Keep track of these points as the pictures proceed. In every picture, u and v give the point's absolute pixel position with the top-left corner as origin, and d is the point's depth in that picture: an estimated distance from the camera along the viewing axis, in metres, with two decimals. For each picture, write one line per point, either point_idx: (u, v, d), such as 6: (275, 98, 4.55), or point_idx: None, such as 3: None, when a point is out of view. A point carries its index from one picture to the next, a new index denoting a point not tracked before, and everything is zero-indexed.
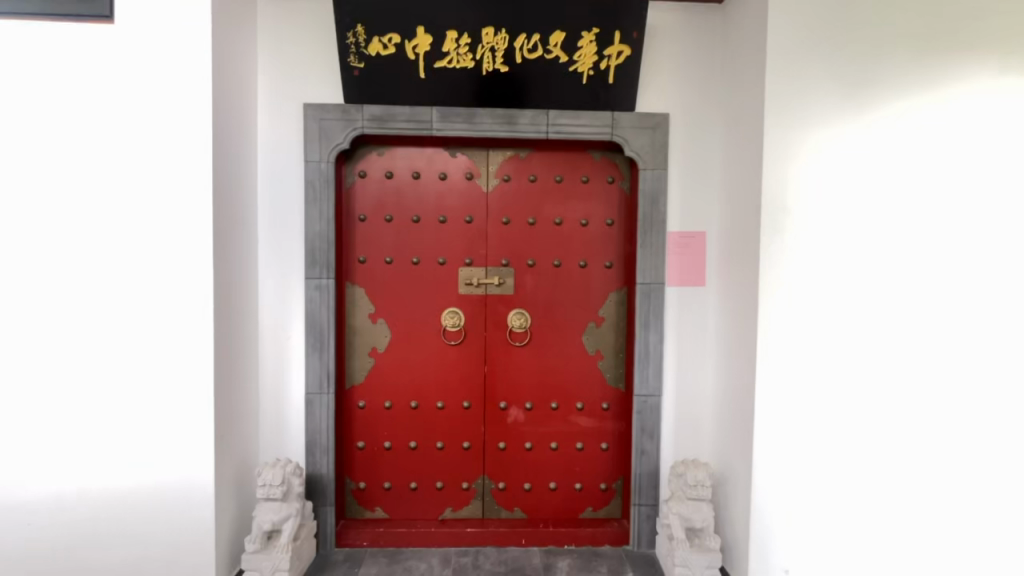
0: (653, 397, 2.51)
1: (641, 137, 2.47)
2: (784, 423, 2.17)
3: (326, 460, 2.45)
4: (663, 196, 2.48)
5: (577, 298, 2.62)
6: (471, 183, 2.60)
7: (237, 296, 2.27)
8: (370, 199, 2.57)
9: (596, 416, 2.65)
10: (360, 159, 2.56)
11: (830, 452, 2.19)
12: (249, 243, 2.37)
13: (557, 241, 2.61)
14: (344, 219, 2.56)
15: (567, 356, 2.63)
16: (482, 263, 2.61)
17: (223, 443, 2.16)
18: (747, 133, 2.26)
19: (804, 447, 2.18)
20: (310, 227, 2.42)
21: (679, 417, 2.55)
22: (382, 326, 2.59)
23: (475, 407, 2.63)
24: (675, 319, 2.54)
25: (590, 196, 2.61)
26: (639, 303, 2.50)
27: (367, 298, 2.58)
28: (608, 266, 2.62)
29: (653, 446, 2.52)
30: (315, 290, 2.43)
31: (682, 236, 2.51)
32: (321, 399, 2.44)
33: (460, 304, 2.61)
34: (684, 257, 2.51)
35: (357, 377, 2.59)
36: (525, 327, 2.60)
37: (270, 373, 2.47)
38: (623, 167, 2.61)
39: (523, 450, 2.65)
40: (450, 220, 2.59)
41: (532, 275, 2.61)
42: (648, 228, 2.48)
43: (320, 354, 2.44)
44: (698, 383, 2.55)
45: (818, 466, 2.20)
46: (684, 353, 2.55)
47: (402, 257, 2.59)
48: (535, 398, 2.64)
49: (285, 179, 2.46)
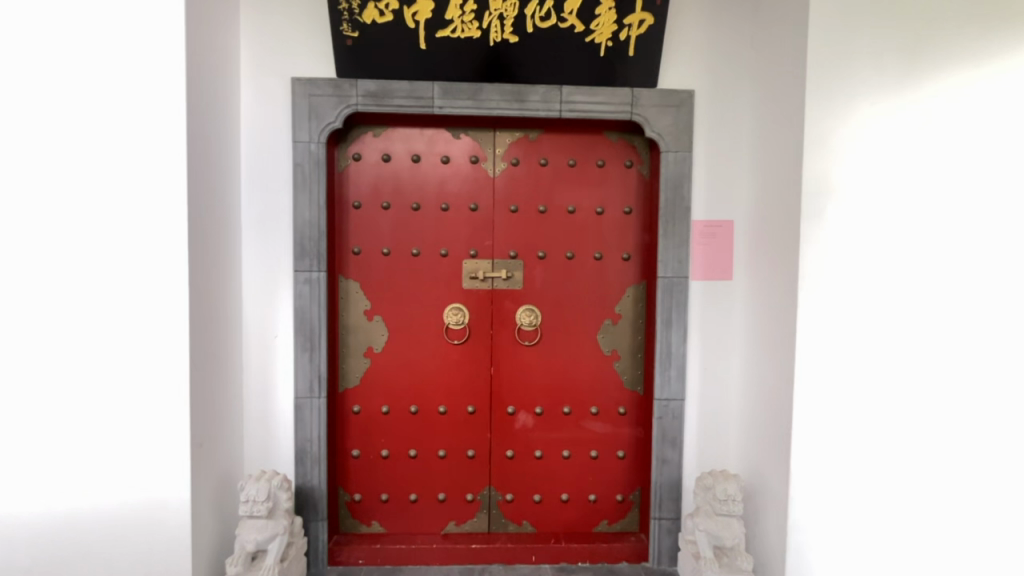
0: (675, 401, 2.29)
1: (664, 117, 2.25)
2: (825, 433, 1.96)
3: (318, 471, 2.23)
4: (687, 181, 2.26)
5: (591, 293, 2.40)
6: (476, 168, 2.37)
7: (218, 291, 2.04)
8: (365, 185, 2.34)
9: (611, 422, 2.43)
10: (355, 141, 2.33)
11: (876, 465, 1.98)
12: (231, 232, 2.15)
13: (570, 231, 2.39)
14: (337, 207, 2.34)
15: (581, 356, 2.41)
16: (488, 255, 2.38)
17: (202, 455, 1.94)
18: (784, 109, 2.03)
19: (847, 457, 1.97)
20: (300, 214, 2.19)
21: (703, 424, 2.34)
22: (379, 324, 2.37)
23: (480, 412, 2.41)
24: (699, 317, 2.32)
25: (606, 182, 2.39)
26: (660, 298, 2.28)
27: (362, 293, 2.36)
28: (625, 258, 2.40)
29: (675, 455, 2.30)
30: (305, 284, 2.20)
31: (708, 225, 2.30)
32: (312, 404, 2.22)
33: (464, 300, 2.39)
34: (709, 248, 2.30)
35: (351, 379, 2.37)
36: (535, 325, 2.39)
37: (256, 375, 2.25)
38: (642, 151, 2.38)
39: (533, 459, 2.43)
40: (453, 208, 2.37)
41: (541, 268, 2.39)
42: (670, 216, 2.26)
43: (311, 354, 2.22)
44: (723, 386, 2.34)
45: (861, 481, 1.98)
46: (710, 354, 2.33)
47: (400, 248, 2.36)
48: (545, 402, 2.42)
49: (271, 162, 2.23)
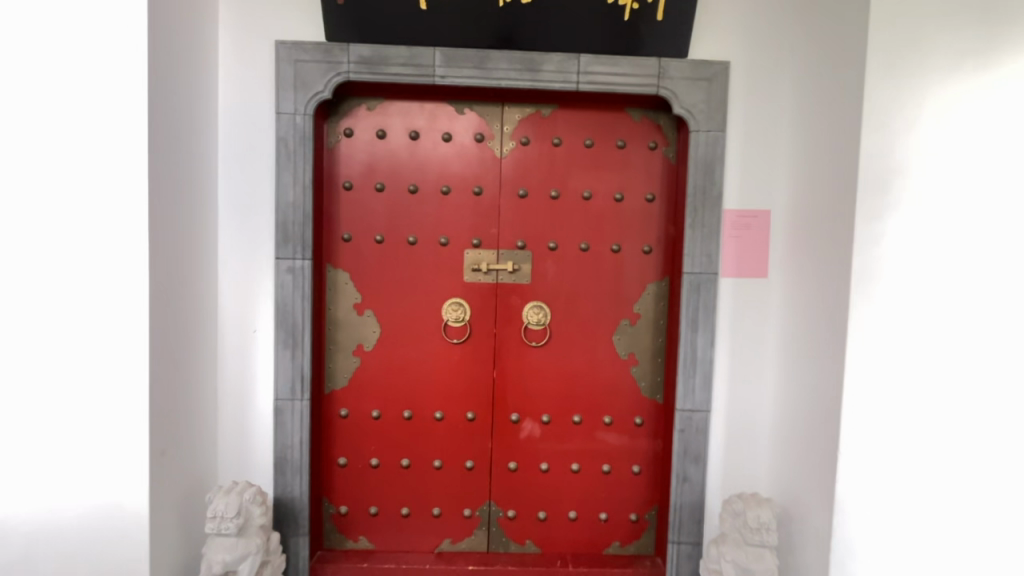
0: (699, 412, 2.04)
1: (694, 91, 1.98)
2: (879, 457, 1.68)
3: (299, 481, 2.01)
4: (719, 165, 1.99)
5: (608, 289, 2.15)
6: (481, 147, 2.12)
7: (186, 280, 1.81)
8: (357, 164, 2.10)
9: (626, 434, 2.19)
10: (347, 114, 2.09)
11: (939, 497, 1.69)
12: (205, 214, 1.91)
13: (585, 220, 2.14)
14: (326, 188, 2.10)
15: (594, 359, 2.17)
16: (492, 244, 2.14)
17: (166, 465, 1.71)
18: (837, 82, 1.76)
19: (908, 486, 1.69)
20: (283, 194, 1.95)
21: (731, 439, 2.08)
22: (370, 319, 2.13)
23: (480, 419, 2.17)
24: (729, 318, 2.06)
25: (627, 165, 2.13)
26: (684, 296, 2.02)
27: (352, 284, 2.12)
28: (647, 251, 2.15)
29: (698, 473, 2.05)
30: (288, 273, 1.97)
31: (742, 216, 2.03)
32: (293, 407, 2.00)
33: (465, 294, 2.15)
34: (743, 241, 2.03)
35: (339, 380, 2.14)
36: (544, 324, 2.14)
37: (233, 375, 2.02)
38: (668, 131, 2.12)
39: (538, 472, 2.20)
40: (455, 191, 2.13)
41: (552, 261, 2.14)
42: (699, 204, 2.00)
43: (293, 352, 1.99)
44: (753, 397, 2.08)
45: (921, 514, 1.70)
46: (740, 360, 2.07)
47: (395, 234, 2.12)
48: (553, 410, 2.18)
49: (251, 135, 1.98)
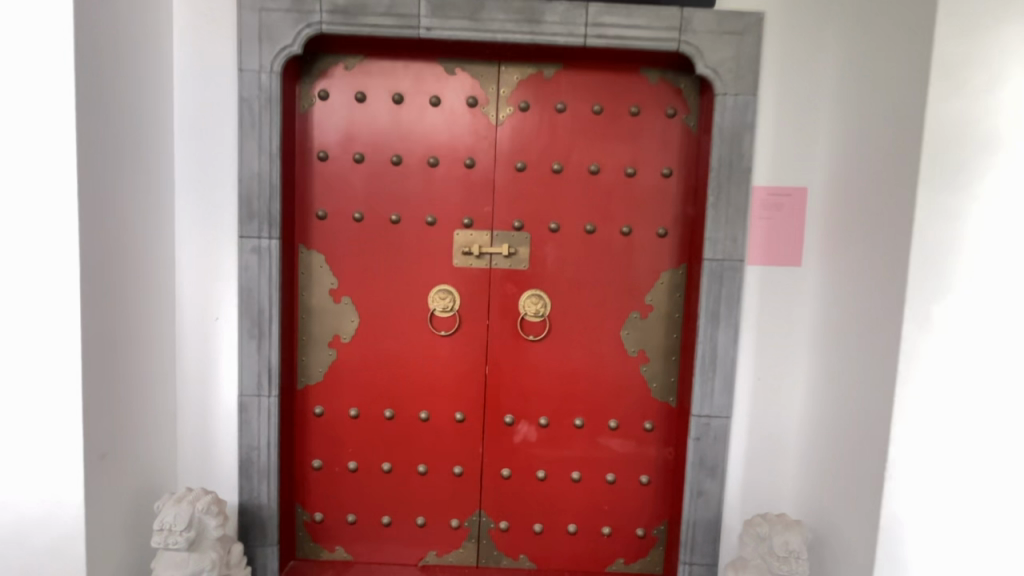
0: (717, 418, 1.80)
1: (721, 47, 1.70)
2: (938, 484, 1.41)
3: (266, 486, 1.80)
4: (749, 134, 1.71)
5: (616, 277, 1.90)
6: (474, 113, 1.86)
7: (131, 260, 1.59)
8: (334, 132, 1.86)
9: (634, 440, 1.95)
10: (322, 75, 1.84)
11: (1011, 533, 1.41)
12: (156, 185, 1.68)
13: (592, 198, 1.88)
14: (298, 159, 1.86)
15: (599, 356, 1.92)
16: (486, 224, 1.89)
17: (106, 471, 1.50)
18: (898, 31, 1.46)
19: (972, 519, 1.41)
20: (246, 164, 1.72)
21: (754, 449, 1.83)
22: (348, 307, 1.90)
23: (471, 421, 1.95)
24: (755, 312, 1.79)
25: (640, 135, 1.86)
26: (703, 285, 1.76)
27: (328, 268, 1.89)
28: (661, 234, 1.88)
29: (715, 487, 1.81)
30: (253, 254, 1.74)
31: (774, 194, 1.75)
32: (260, 404, 1.78)
33: (455, 280, 1.91)
34: (774, 224, 1.76)
35: (313, 374, 1.92)
36: (543, 316, 1.90)
37: (193, 368, 1.80)
38: (689, 96, 1.84)
39: (534, 480, 1.97)
40: (444, 164, 1.88)
41: (553, 244, 1.89)
42: (724, 180, 1.72)
43: (259, 342, 1.77)
44: (781, 402, 1.82)
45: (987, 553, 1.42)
46: (767, 361, 1.81)
47: (375, 212, 1.88)
48: (552, 412, 1.94)
49: (210, 96, 1.74)
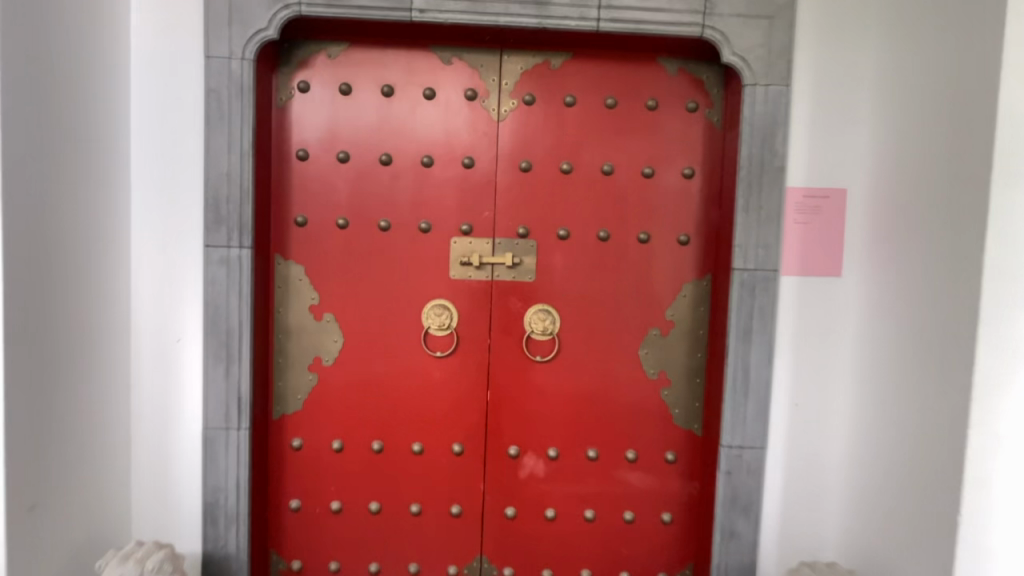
0: (750, 449, 1.59)
1: (750, 32, 1.52)
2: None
3: (234, 534, 1.56)
4: (783, 129, 1.53)
5: (633, 289, 1.69)
6: (473, 107, 1.67)
7: (70, 272, 1.36)
8: (315, 128, 1.66)
9: (654, 472, 1.73)
10: (302, 64, 1.64)
11: None
12: (105, 186, 1.46)
13: (605, 202, 1.68)
14: (274, 159, 1.65)
15: (615, 378, 1.71)
16: (486, 231, 1.69)
17: (36, 524, 1.26)
18: (958, 9, 1.28)
19: None
20: (213, 163, 1.51)
21: (791, 484, 1.62)
22: (331, 325, 1.68)
23: (470, 453, 1.72)
24: (791, 328, 1.59)
25: (658, 132, 1.67)
26: (733, 298, 1.56)
27: (308, 281, 1.67)
28: (682, 241, 1.69)
29: (749, 527, 1.59)
30: (220, 265, 1.52)
31: (810, 196, 1.56)
32: (227, 437, 1.55)
33: (452, 294, 1.69)
34: (811, 230, 1.57)
35: (290, 402, 1.69)
36: (551, 333, 1.69)
37: (150, 397, 1.56)
38: (712, 89, 1.66)
39: (542, 520, 1.74)
40: (439, 163, 1.67)
41: (562, 253, 1.69)
42: (756, 181, 1.53)
43: (227, 367, 1.54)
44: (821, 430, 1.62)
45: None
46: (805, 383, 1.61)
47: (362, 218, 1.67)
48: (562, 442, 1.72)
49: (171, 86, 1.52)
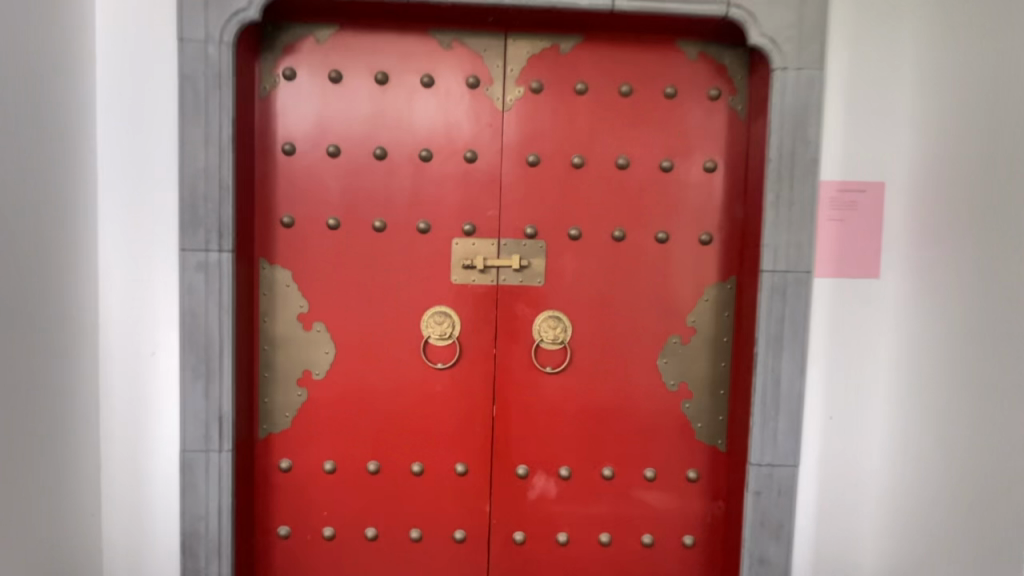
0: (781, 467, 1.45)
1: (779, 11, 1.38)
2: None
3: (216, 567, 1.41)
4: (816, 116, 1.39)
5: (651, 293, 1.56)
6: (475, 96, 1.52)
7: (31, 279, 1.20)
8: (303, 119, 1.51)
9: (675, 492, 1.59)
10: (288, 50, 1.50)
11: None
12: (68, 183, 1.30)
13: (620, 199, 1.54)
14: (258, 154, 1.51)
15: (632, 390, 1.57)
16: (491, 231, 1.55)
17: None
18: None
19: None
20: (189, 158, 1.36)
21: (826, 505, 1.49)
22: (322, 335, 1.54)
23: (475, 473, 1.58)
24: (825, 335, 1.46)
25: (677, 122, 1.53)
26: (762, 303, 1.43)
27: (296, 288, 1.53)
28: (704, 240, 1.55)
29: (780, 552, 1.46)
30: (198, 271, 1.38)
31: (845, 191, 1.43)
32: (207, 460, 1.40)
33: (453, 301, 1.55)
34: (847, 227, 1.43)
35: (277, 419, 1.54)
36: (562, 342, 1.55)
37: (122, 417, 1.41)
38: (736, 74, 1.52)
39: (554, 545, 1.60)
40: (439, 158, 1.53)
41: (573, 255, 1.55)
42: (787, 174, 1.40)
43: (207, 383, 1.39)
44: (858, 446, 1.49)
45: None
46: (840, 395, 1.47)
47: (355, 218, 1.53)
48: (575, 460, 1.58)
49: (141, 71, 1.37)
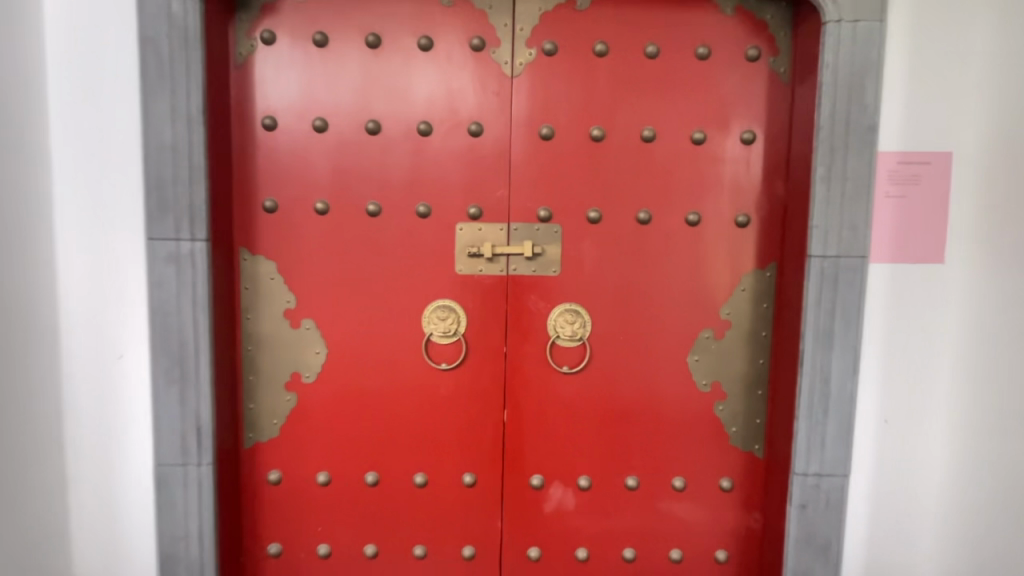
0: (830, 478, 1.29)
1: None
2: None
3: None
4: (875, 77, 1.20)
5: (680, 282, 1.38)
6: (480, 60, 1.34)
7: None
8: (285, 89, 1.33)
9: (707, 503, 1.44)
10: (266, 9, 1.31)
11: None
12: (14, 162, 1.13)
13: (645, 176, 1.36)
14: (235, 130, 1.33)
15: (659, 391, 1.41)
16: (500, 215, 1.37)
17: None
18: None
19: None
20: (155, 133, 1.19)
21: (879, 520, 1.33)
22: (311, 333, 1.38)
23: (484, 484, 1.42)
24: (882, 330, 1.28)
25: (710, 87, 1.35)
26: (810, 293, 1.25)
27: (282, 280, 1.36)
28: (740, 221, 1.37)
29: (827, 572, 1.31)
30: (168, 263, 1.21)
31: (906, 164, 1.24)
32: (185, 474, 1.25)
33: (458, 294, 1.38)
34: (907, 205, 1.25)
35: (265, 427, 1.39)
36: (580, 339, 1.39)
37: (87, 427, 1.25)
38: (778, 32, 1.33)
39: (572, 561, 1.45)
40: (439, 132, 1.35)
41: (593, 241, 1.38)
42: (840, 145, 1.22)
43: (182, 389, 1.24)
44: (917, 454, 1.32)
45: None
46: (898, 397, 1.30)
47: (346, 201, 1.36)
48: (595, 469, 1.43)
49: (96, 32, 1.19)
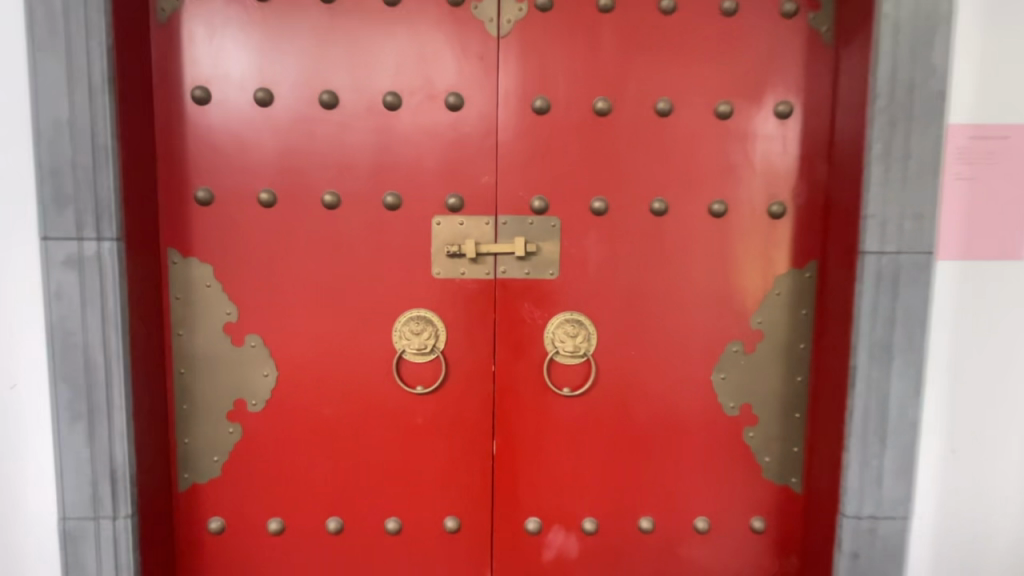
0: (887, 522, 1.06)
1: None
2: None
3: None
4: (945, 30, 0.97)
5: (703, 285, 1.15)
6: (460, 18, 1.10)
7: None
8: (221, 53, 1.09)
9: (735, 547, 1.21)
10: None
11: None
12: None
13: (659, 158, 1.13)
14: (160, 104, 1.09)
15: (677, 415, 1.18)
16: (485, 206, 1.14)
17: None
18: None
19: None
20: (48, 105, 0.94)
21: (941, 569, 1.11)
22: (258, 351, 1.14)
23: (470, 529, 1.19)
24: (949, 342, 1.06)
25: (737, 50, 1.12)
26: (865, 299, 1.02)
27: (221, 288, 1.12)
28: (774, 212, 1.14)
29: None
30: (69, 269, 0.97)
31: (980, 140, 1.02)
32: (96, 531, 1.01)
33: (436, 302, 1.15)
34: (980, 190, 1.03)
35: (204, 465, 1.15)
36: (583, 354, 1.15)
37: None
38: None
39: None
40: (411, 106, 1.12)
41: (597, 236, 1.14)
42: (903, 116, 0.98)
43: (91, 426, 0.99)
44: (988, 491, 1.09)
45: None
46: (965, 422, 1.08)
47: (298, 191, 1.12)
48: (602, 509, 1.20)
49: None
